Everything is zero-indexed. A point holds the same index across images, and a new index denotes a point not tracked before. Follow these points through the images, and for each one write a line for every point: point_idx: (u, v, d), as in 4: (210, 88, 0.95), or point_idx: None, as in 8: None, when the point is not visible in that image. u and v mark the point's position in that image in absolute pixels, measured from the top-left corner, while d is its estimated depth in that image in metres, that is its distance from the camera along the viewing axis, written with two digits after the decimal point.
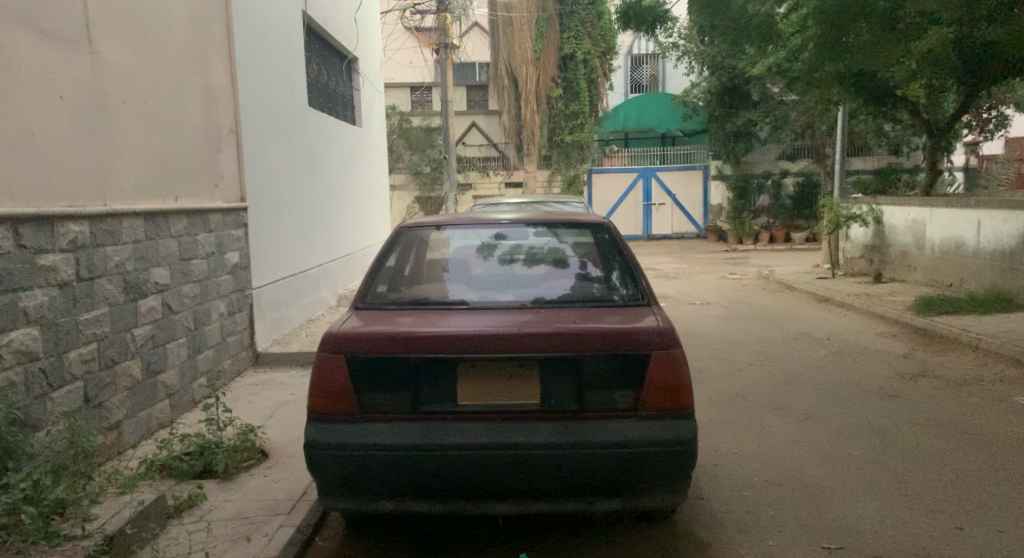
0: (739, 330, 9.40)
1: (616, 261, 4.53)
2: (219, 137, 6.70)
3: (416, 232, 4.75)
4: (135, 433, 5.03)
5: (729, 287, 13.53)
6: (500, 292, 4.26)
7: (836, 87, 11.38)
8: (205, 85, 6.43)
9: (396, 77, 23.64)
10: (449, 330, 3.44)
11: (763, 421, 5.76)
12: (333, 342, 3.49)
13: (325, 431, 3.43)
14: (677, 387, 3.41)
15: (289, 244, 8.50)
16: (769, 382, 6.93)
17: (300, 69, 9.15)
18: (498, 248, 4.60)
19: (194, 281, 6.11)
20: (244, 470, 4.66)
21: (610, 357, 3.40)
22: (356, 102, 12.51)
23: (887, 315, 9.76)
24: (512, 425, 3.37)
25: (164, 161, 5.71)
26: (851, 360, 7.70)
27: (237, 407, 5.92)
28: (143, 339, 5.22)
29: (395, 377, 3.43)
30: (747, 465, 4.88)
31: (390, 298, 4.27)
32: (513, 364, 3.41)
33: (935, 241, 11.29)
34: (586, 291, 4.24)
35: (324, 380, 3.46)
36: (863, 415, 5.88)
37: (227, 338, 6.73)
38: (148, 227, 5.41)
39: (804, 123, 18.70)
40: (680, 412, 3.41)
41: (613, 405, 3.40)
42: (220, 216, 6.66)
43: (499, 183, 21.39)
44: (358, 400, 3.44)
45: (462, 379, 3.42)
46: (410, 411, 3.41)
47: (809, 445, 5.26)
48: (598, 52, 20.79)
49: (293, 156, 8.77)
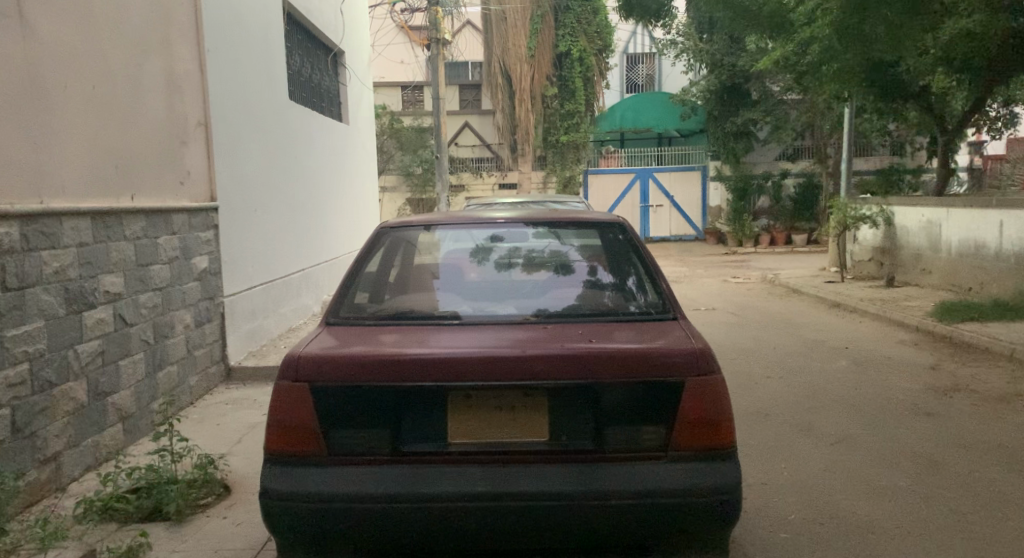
0: (750, 338, 8.77)
1: (632, 266, 3.91)
2: (185, 129, 6.07)
3: (402, 233, 4.10)
4: (77, 465, 4.38)
5: (733, 292, 12.90)
6: (498, 303, 3.62)
7: (851, 83, 10.76)
8: (168, 70, 5.80)
9: (386, 75, 23.16)
10: (436, 353, 2.82)
11: (790, 444, 5.17)
12: (295, 368, 2.85)
13: (285, 476, 2.79)
14: (717, 422, 2.79)
15: (266, 249, 7.84)
16: (790, 398, 6.30)
17: (280, 61, 8.52)
18: (495, 251, 3.96)
19: (154, 289, 5.48)
20: (200, 510, 4.03)
21: (634, 387, 2.77)
22: (342, 99, 11.87)
23: (907, 321, 9.16)
24: (514, 470, 2.75)
25: (119, 155, 5.10)
26: (875, 372, 7.12)
27: (202, 431, 5.30)
28: (88, 357, 4.57)
29: (370, 411, 2.79)
30: (782, 499, 4.29)
31: (370, 311, 3.63)
32: (516, 394, 2.78)
33: (953, 244, 10.68)
34: (597, 303, 3.61)
35: (283, 413, 2.82)
36: (901, 437, 5.27)
37: (193, 352, 6.08)
38: (98, 228, 4.77)
39: (806, 122, 18.07)
40: (720, 452, 2.79)
41: (638, 445, 2.77)
42: (185, 217, 6.01)
43: (494, 184, 20.60)
44: (325, 438, 2.80)
45: (452, 413, 2.79)
46: (390, 452, 2.78)
47: (846, 474, 4.65)
48: (594, 49, 20.23)
49: (271, 155, 8.13)
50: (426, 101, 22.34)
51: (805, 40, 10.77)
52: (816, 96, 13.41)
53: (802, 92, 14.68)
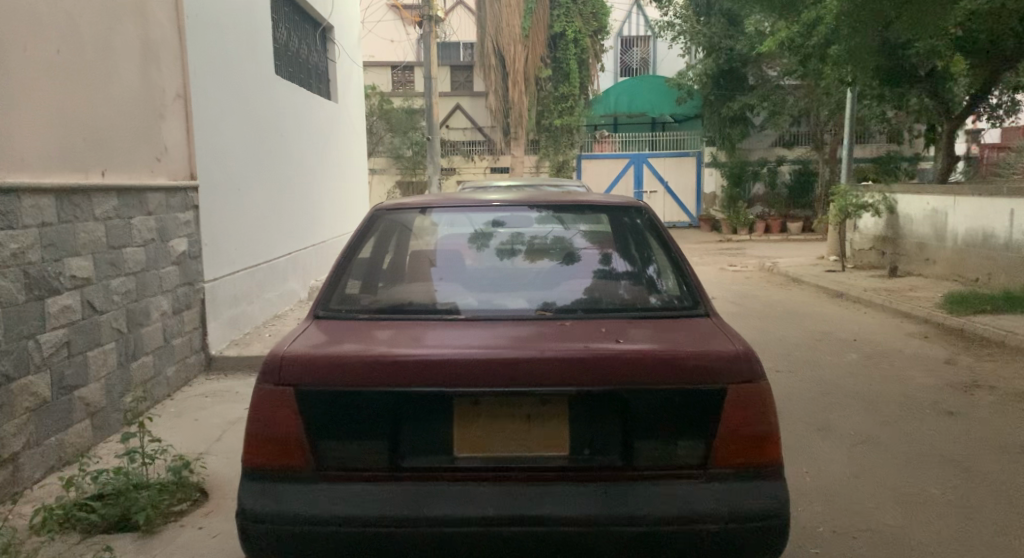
0: (754, 329, 8.46)
1: (652, 254, 3.55)
2: (162, 102, 5.65)
3: (397, 216, 3.70)
4: (39, 466, 4.02)
5: (732, 280, 12.57)
6: (503, 296, 3.24)
7: (859, 71, 10.46)
8: (143, 37, 5.38)
9: (375, 55, 22.49)
10: (438, 353, 2.46)
11: (808, 445, 4.85)
12: (278, 369, 2.48)
13: (267, 495, 2.42)
14: (761, 436, 2.45)
15: (248, 232, 7.42)
16: (802, 394, 5.97)
17: (266, 34, 8.09)
18: (495, 237, 3.59)
19: (127, 274, 5.08)
20: (173, 518, 3.66)
21: (668, 396, 2.42)
22: (331, 76, 11.41)
23: (915, 314, 8.85)
24: (530, 490, 2.39)
25: (89, 128, 4.69)
26: (889, 367, 6.79)
27: (178, 427, 4.92)
28: (52, 347, 4.18)
29: (363, 419, 2.43)
30: (808, 509, 3.98)
31: (360, 303, 3.23)
32: (532, 402, 2.42)
33: (960, 232, 10.37)
34: (614, 295, 3.24)
35: (265, 422, 2.45)
36: (927, 438, 4.97)
37: (171, 341, 5.69)
38: (62, 205, 4.37)
39: (803, 108, 17.63)
40: (766, 470, 2.45)
41: (671, 461, 2.43)
42: (162, 196, 5.60)
43: (484, 169, 20.38)
44: (313, 450, 2.44)
45: (459, 423, 2.43)
46: (386, 468, 2.42)
47: (872, 480, 4.34)
48: (589, 31, 19.85)
49: (255, 131, 7.69)
50: (416, 82, 22.16)
51: (812, 22, 10.41)
52: (819, 80, 13.10)
53: (803, 76, 14.35)
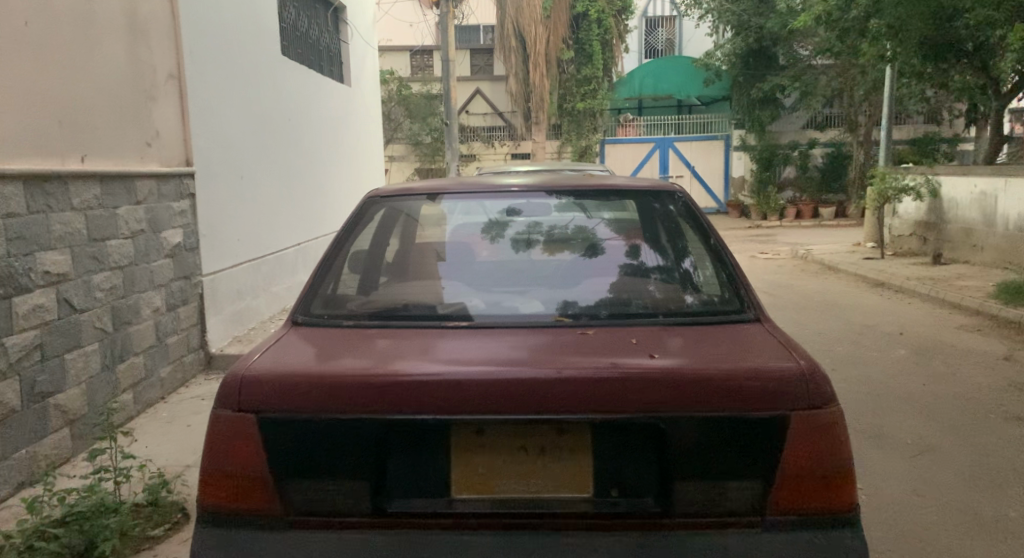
0: (791, 322, 7.93)
1: (688, 243, 3.06)
2: (152, 83, 5.23)
3: (398, 203, 3.21)
4: (5, 483, 3.65)
5: (763, 269, 11.99)
6: (515, 296, 2.77)
7: (901, 45, 9.84)
8: (129, 10, 4.95)
9: (394, 38, 22.02)
10: (432, 373, 2.00)
11: (861, 457, 4.34)
12: (238, 390, 2.04)
13: (225, 547, 1.98)
14: (831, 475, 1.97)
15: (252, 222, 7.02)
16: (848, 396, 5.46)
17: (270, 12, 7.66)
18: (511, 226, 3.12)
19: (111, 268, 4.67)
20: (148, 545, 3.26)
21: (718, 424, 1.94)
22: (344, 58, 10.97)
23: (966, 304, 8.26)
24: (547, 540, 1.93)
25: (64, 109, 4.27)
26: (941, 364, 6.26)
27: (168, 436, 4.53)
28: (21, 352, 3.78)
29: (340, 455, 1.98)
30: (872, 535, 3.47)
31: (351, 304, 2.79)
32: (551, 433, 1.96)
33: (1011, 217, 9.73)
34: (643, 295, 2.77)
35: (222, 456, 2.01)
36: (995, 448, 4.44)
37: (165, 340, 5.29)
38: (32, 195, 3.97)
39: (837, 88, 16.86)
40: (838, 517, 1.98)
41: (723, 507, 1.96)
42: (153, 183, 5.19)
43: (505, 155, 19.85)
44: (279, 492, 2.00)
45: (458, 457, 1.97)
46: (369, 513, 1.98)
47: (938, 499, 3.83)
48: (613, 10, 19.25)
49: (258, 115, 7.27)
50: (435, 67, 21.70)
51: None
52: (855, 57, 12.46)
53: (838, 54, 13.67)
